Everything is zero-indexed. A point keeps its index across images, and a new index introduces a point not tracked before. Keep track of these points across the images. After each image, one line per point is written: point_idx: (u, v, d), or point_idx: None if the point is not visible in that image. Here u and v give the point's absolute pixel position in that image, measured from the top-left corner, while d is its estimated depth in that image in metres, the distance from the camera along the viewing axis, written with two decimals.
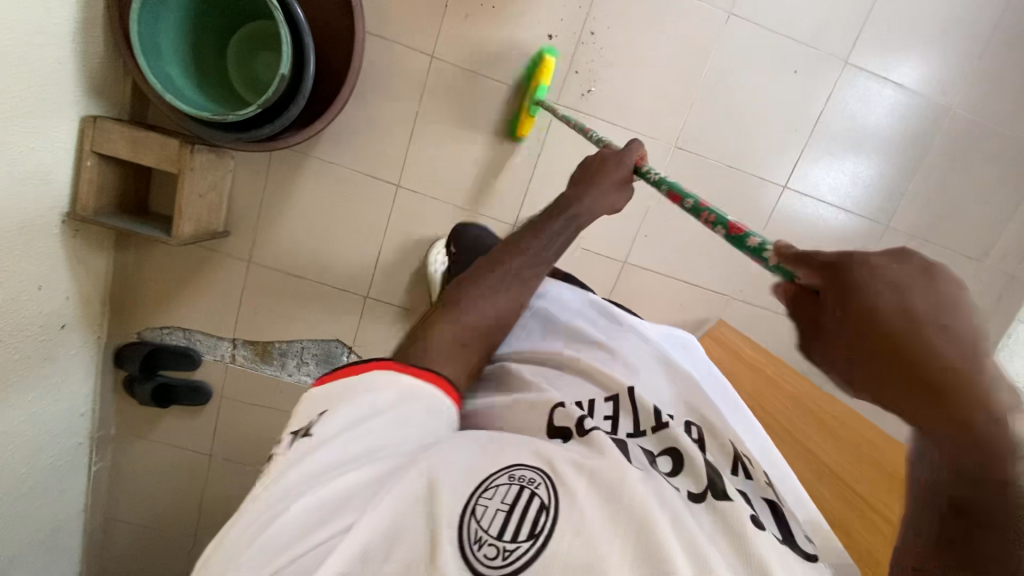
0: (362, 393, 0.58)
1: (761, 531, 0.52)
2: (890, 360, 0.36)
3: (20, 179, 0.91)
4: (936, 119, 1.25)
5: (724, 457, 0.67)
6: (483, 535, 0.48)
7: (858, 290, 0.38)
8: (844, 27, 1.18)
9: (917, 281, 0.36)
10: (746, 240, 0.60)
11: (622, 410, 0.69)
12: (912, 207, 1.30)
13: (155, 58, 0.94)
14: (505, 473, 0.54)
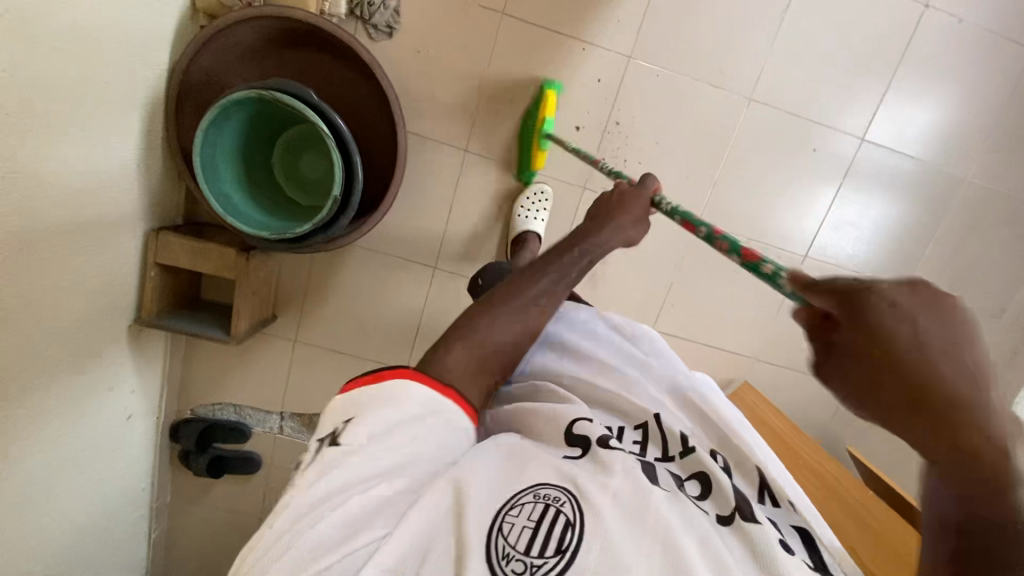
0: (383, 405, 0.57)
1: (791, 556, 0.55)
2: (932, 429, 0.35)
3: (94, 299, 0.98)
4: (952, 187, 1.28)
5: (748, 485, 0.66)
6: (510, 551, 0.50)
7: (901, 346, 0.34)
8: (859, 107, 1.23)
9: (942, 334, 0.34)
10: (760, 266, 0.58)
11: (651, 437, 0.69)
12: (931, 270, 1.33)
13: (215, 180, 1.00)
14: (529, 489, 0.55)
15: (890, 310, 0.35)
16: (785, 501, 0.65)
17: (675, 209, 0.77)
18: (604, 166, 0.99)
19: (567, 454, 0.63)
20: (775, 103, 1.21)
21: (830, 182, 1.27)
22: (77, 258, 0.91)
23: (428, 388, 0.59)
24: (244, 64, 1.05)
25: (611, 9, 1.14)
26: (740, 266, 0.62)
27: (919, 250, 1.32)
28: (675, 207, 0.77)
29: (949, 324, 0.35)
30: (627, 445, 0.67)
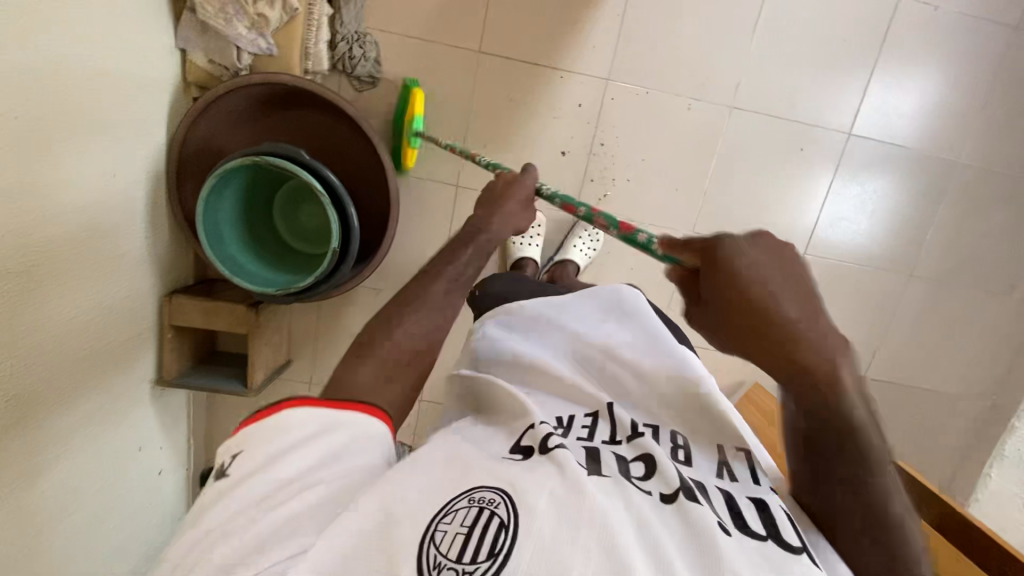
0: (278, 429, 0.55)
1: (729, 537, 0.51)
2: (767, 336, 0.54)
3: (113, 368, 1.03)
4: (945, 172, 1.28)
5: (709, 463, 0.64)
6: (442, 559, 0.46)
7: (721, 267, 0.55)
8: (843, 104, 1.24)
9: (768, 267, 0.55)
10: (636, 236, 0.69)
11: (601, 422, 0.67)
12: (934, 256, 1.32)
13: (219, 244, 1.05)
14: (464, 494, 0.51)
15: (741, 262, 0.54)
16: (743, 479, 0.62)
17: (555, 194, 0.86)
18: (479, 157, 1.01)
19: (508, 457, 0.58)
20: (758, 109, 1.23)
21: (822, 180, 1.27)
22: (91, 330, 0.95)
23: (326, 407, 0.58)
24: (238, 127, 1.09)
25: (585, 35, 1.16)
26: (618, 237, 0.72)
27: (919, 238, 1.31)
28: (555, 192, 0.86)
29: (782, 275, 0.55)
30: (574, 434, 0.64)
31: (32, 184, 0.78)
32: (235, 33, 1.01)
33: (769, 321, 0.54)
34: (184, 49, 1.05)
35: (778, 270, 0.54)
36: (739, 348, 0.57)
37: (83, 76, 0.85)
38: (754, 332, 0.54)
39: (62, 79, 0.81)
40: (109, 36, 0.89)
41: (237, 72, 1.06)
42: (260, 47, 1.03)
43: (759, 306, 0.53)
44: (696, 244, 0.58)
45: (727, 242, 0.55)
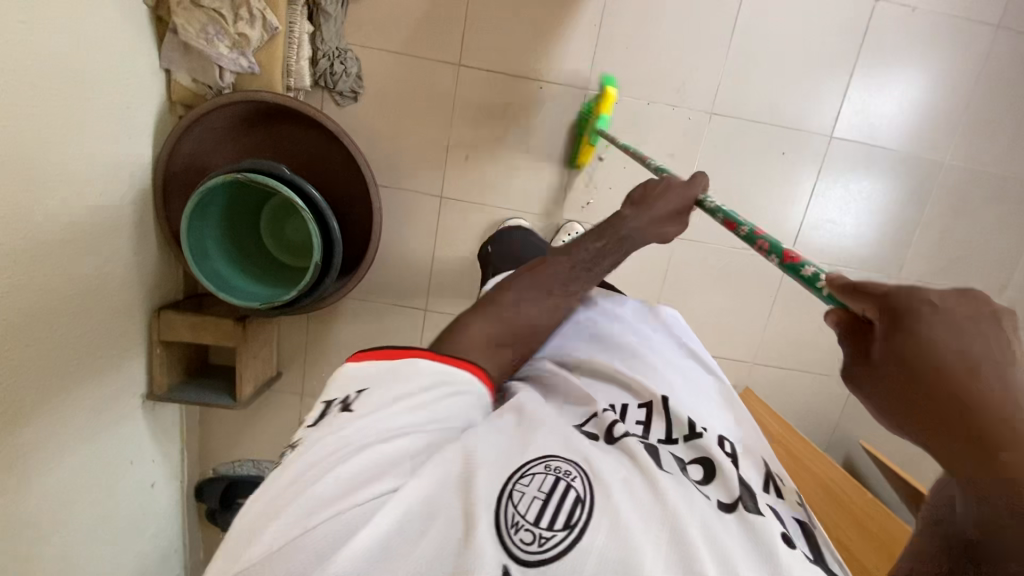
0: (401, 373, 0.58)
1: (791, 549, 0.50)
2: (957, 424, 0.34)
3: (103, 382, 1.04)
4: (930, 172, 1.27)
5: (756, 474, 0.63)
6: (519, 519, 0.47)
7: (913, 328, 0.36)
8: (824, 107, 1.24)
9: (983, 327, 0.34)
10: (801, 269, 0.58)
11: (656, 415, 0.66)
12: (922, 256, 1.32)
13: (204, 258, 1.06)
14: (541, 459, 0.52)
15: (943, 338, 0.35)
16: (786, 497, 0.62)
17: (718, 207, 0.75)
18: (650, 161, 0.96)
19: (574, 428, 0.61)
20: (738, 114, 1.23)
21: (804, 182, 1.27)
22: (78, 344, 0.96)
23: (447, 362, 0.60)
24: (223, 145, 1.12)
25: (563, 44, 1.18)
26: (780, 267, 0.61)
27: (905, 239, 1.31)
28: (718, 204, 0.75)
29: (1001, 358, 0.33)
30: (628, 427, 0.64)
31: (15, 200, 0.80)
32: (217, 52, 1.03)
33: (963, 414, 0.33)
34: (168, 69, 1.07)
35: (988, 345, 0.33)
36: (891, 419, 0.38)
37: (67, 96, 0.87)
38: (913, 401, 0.36)
39: (45, 99, 0.83)
40: (92, 57, 0.91)
41: (220, 91, 1.08)
42: (242, 66, 1.05)
43: (952, 373, 0.34)
44: (883, 290, 0.40)
45: (917, 295, 0.37)
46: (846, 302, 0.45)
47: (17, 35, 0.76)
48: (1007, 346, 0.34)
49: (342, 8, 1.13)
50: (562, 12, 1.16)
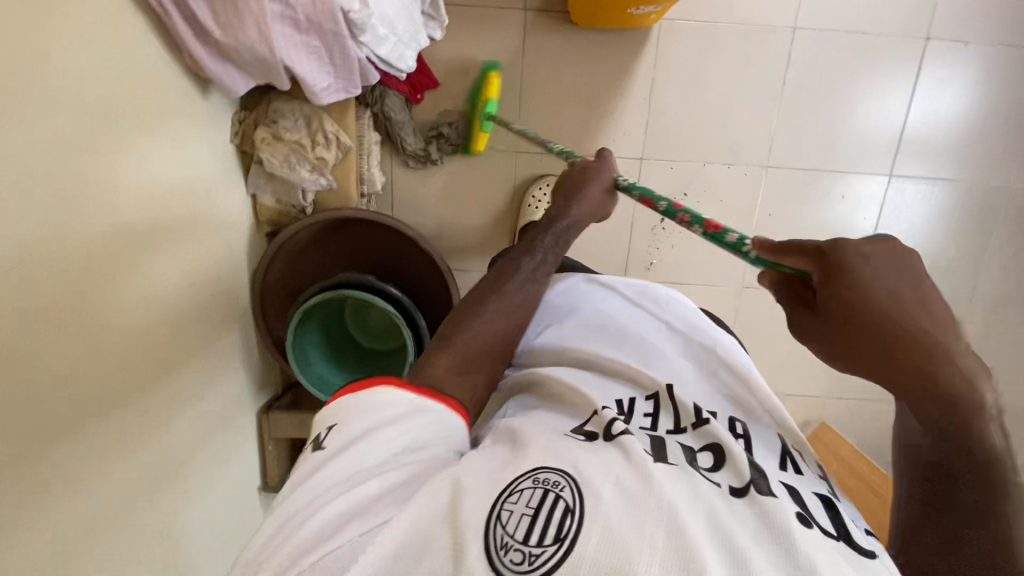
0: (373, 405, 0.48)
1: (808, 529, 0.41)
2: (885, 342, 0.41)
3: (231, 488, 1.14)
4: (996, 198, 1.27)
5: (769, 451, 0.52)
6: (508, 540, 0.39)
7: (844, 268, 0.44)
8: (880, 148, 1.25)
9: (892, 261, 0.43)
10: (724, 235, 0.62)
11: (663, 407, 0.54)
12: (992, 280, 1.32)
13: (306, 365, 1.16)
14: (528, 473, 0.43)
15: (867, 266, 0.43)
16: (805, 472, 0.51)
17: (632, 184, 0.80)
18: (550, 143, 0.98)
19: (569, 435, 0.49)
20: (794, 165, 1.25)
21: (866, 224, 1.29)
22: (208, 459, 1.05)
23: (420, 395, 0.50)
24: (307, 256, 1.20)
25: (616, 119, 1.21)
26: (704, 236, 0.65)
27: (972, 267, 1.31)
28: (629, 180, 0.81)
29: (914, 282, 0.42)
30: (636, 422, 0.52)
31: (159, 355, 0.89)
32: (300, 177, 1.10)
33: (888, 319, 0.41)
34: (253, 193, 1.14)
35: (906, 281, 0.42)
36: (830, 349, 0.46)
37: (190, 247, 0.95)
38: (867, 332, 0.42)
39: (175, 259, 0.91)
40: (206, 204, 0.99)
41: (303, 209, 1.17)
42: (322, 184, 1.12)
43: (863, 293, 0.43)
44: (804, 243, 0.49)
45: (843, 246, 0.45)
46: (783, 262, 0.51)
47: (149, 214, 0.84)
48: (913, 272, 0.43)
49: (409, 118, 1.18)
50: (613, 90, 1.19)
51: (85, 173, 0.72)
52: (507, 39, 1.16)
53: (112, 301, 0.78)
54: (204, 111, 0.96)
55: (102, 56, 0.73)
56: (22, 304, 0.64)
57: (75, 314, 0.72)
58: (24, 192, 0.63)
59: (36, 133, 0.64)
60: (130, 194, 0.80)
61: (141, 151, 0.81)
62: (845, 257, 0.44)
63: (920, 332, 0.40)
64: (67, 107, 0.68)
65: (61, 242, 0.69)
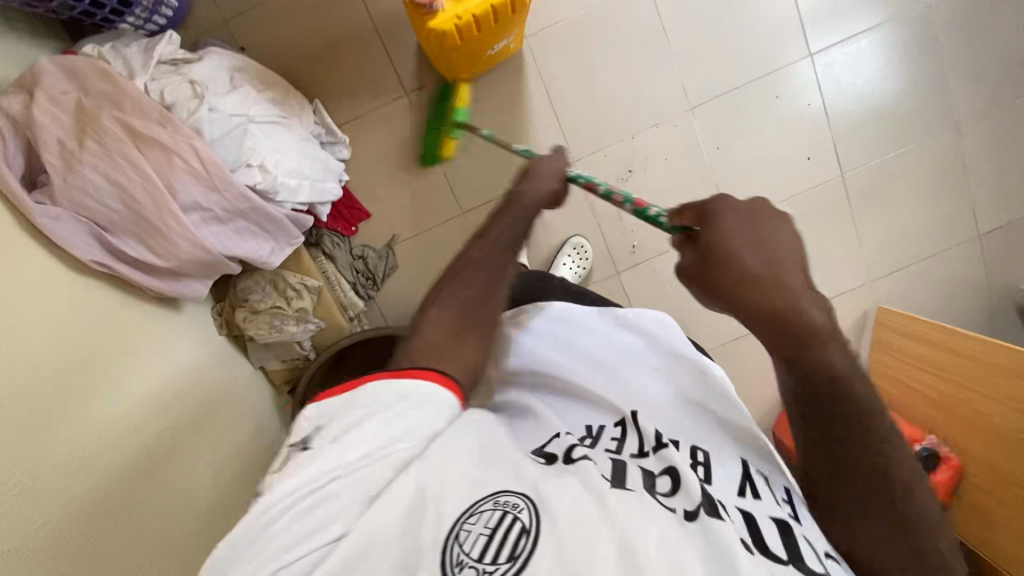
0: (360, 393, 0.47)
1: (751, 557, 0.41)
2: (749, 285, 0.51)
3: None
4: (922, 26, 1.24)
5: (731, 479, 0.51)
6: (463, 559, 0.38)
7: (714, 226, 0.55)
8: (789, 36, 1.23)
9: (753, 224, 0.54)
10: (647, 211, 0.69)
11: (629, 431, 0.55)
12: (964, 100, 1.26)
13: None
14: (490, 494, 0.43)
15: (727, 233, 0.54)
16: (764, 496, 0.50)
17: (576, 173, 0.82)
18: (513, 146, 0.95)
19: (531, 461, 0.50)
20: (717, 93, 1.24)
21: (814, 108, 1.26)
22: None
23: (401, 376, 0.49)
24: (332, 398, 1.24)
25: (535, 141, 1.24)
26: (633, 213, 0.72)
27: (935, 91, 1.26)
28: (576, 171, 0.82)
29: (761, 254, 0.52)
30: (602, 445, 0.54)
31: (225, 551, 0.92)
32: (289, 332, 1.17)
33: (745, 273, 0.51)
34: (261, 365, 1.22)
35: (758, 236, 0.53)
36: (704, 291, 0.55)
37: (220, 441, 1.01)
38: (739, 282, 0.51)
39: (211, 459, 0.97)
40: (217, 395, 1.05)
41: (307, 356, 1.24)
42: (312, 328, 1.19)
43: (737, 260, 0.52)
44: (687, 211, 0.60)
45: (722, 202, 0.56)
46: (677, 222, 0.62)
47: (170, 431, 0.90)
48: (769, 240, 0.53)
49: (348, 248, 1.25)
50: (518, 117, 1.22)
51: (99, 425, 0.78)
52: (405, 124, 1.22)
53: (166, 522, 0.83)
54: (180, 322, 1.04)
55: (69, 323, 0.79)
56: (86, 566, 0.69)
57: (140, 549, 0.77)
58: (51, 468, 0.69)
59: (45, 414, 0.71)
60: (145, 422, 0.86)
61: (138, 381, 0.89)
62: (704, 242, 0.54)
63: (767, 272, 0.51)
64: (60, 377, 0.75)
65: (103, 495, 0.75)
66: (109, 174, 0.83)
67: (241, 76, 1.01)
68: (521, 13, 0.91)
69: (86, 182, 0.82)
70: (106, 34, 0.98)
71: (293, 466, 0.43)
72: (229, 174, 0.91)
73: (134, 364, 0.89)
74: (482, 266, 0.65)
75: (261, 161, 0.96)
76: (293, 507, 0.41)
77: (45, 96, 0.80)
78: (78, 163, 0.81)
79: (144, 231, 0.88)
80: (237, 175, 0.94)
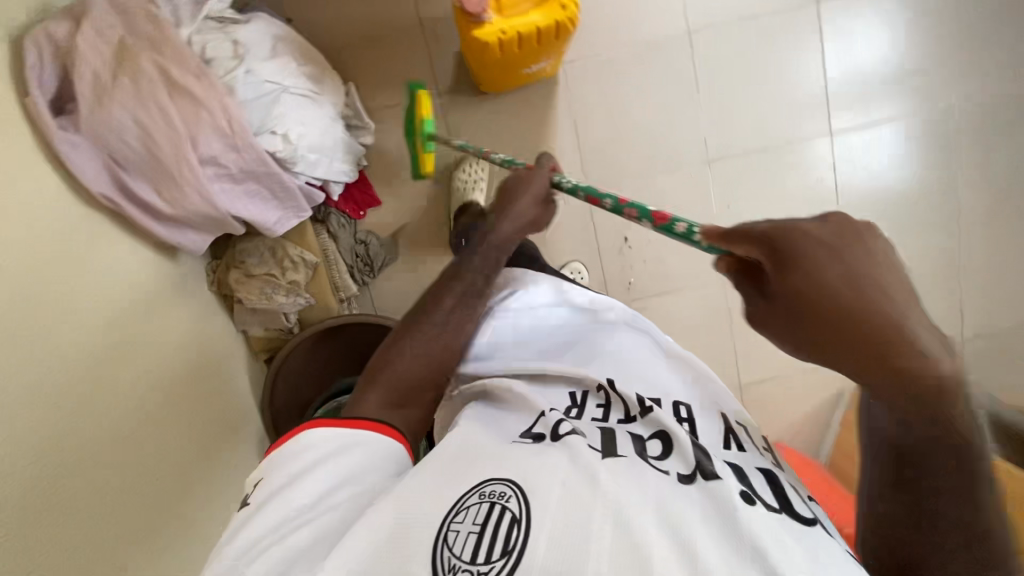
0: (303, 452, 0.58)
1: (752, 507, 0.47)
2: (859, 342, 0.39)
3: None
4: (940, 127, 1.29)
5: (713, 431, 0.60)
6: (456, 561, 0.44)
7: (796, 259, 0.42)
8: (813, 111, 1.27)
9: (842, 248, 0.41)
10: (673, 227, 0.61)
11: (614, 399, 0.62)
12: (969, 204, 1.30)
13: None
14: (474, 489, 0.50)
15: (825, 265, 0.41)
16: (749, 447, 0.60)
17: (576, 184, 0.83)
18: (493, 157, 0.99)
19: (517, 440, 0.56)
20: (736, 152, 1.28)
21: (825, 185, 1.30)
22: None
23: (343, 428, 0.61)
24: (307, 374, 1.23)
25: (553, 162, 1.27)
26: (657, 229, 0.64)
27: (944, 185, 1.30)
28: (576, 183, 0.83)
29: (856, 295, 0.40)
30: (587, 415, 0.60)
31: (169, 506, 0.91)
32: (278, 302, 1.17)
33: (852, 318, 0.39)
34: (243, 329, 1.21)
35: (857, 271, 0.40)
36: (789, 340, 0.44)
37: (186, 391, 0.99)
38: (835, 324, 0.40)
39: (170, 405, 0.95)
40: (196, 347, 1.05)
41: (291, 329, 1.24)
42: (301, 302, 1.20)
43: (846, 302, 0.40)
44: (751, 230, 0.45)
45: (791, 229, 0.43)
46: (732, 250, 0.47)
47: (140, 372, 0.90)
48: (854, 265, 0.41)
49: (351, 230, 1.26)
50: (541, 134, 1.25)
51: (67, 350, 0.77)
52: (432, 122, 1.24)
53: (111, 462, 0.82)
54: (174, 270, 1.04)
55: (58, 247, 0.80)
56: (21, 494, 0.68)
57: (78, 483, 0.76)
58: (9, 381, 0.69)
59: (10, 328, 0.70)
60: (116, 360, 0.86)
61: (121, 317, 0.88)
62: (787, 274, 0.42)
63: (881, 318, 0.39)
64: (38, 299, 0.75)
65: (52, 418, 0.73)
66: (135, 113, 0.84)
67: (283, 45, 1.03)
68: (564, 38, 0.92)
69: (112, 118, 0.83)
70: None
71: (252, 521, 0.52)
72: (252, 137, 0.92)
73: (115, 298, 0.88)
74: (444, 322, 0.76)
75: (285, 130, 0.97)
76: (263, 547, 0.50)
77: (89, 27, 0.81)
78: (108, 99, 0.82)
79: (158, 176, 0.89)
80: (260, 139, 0.95)
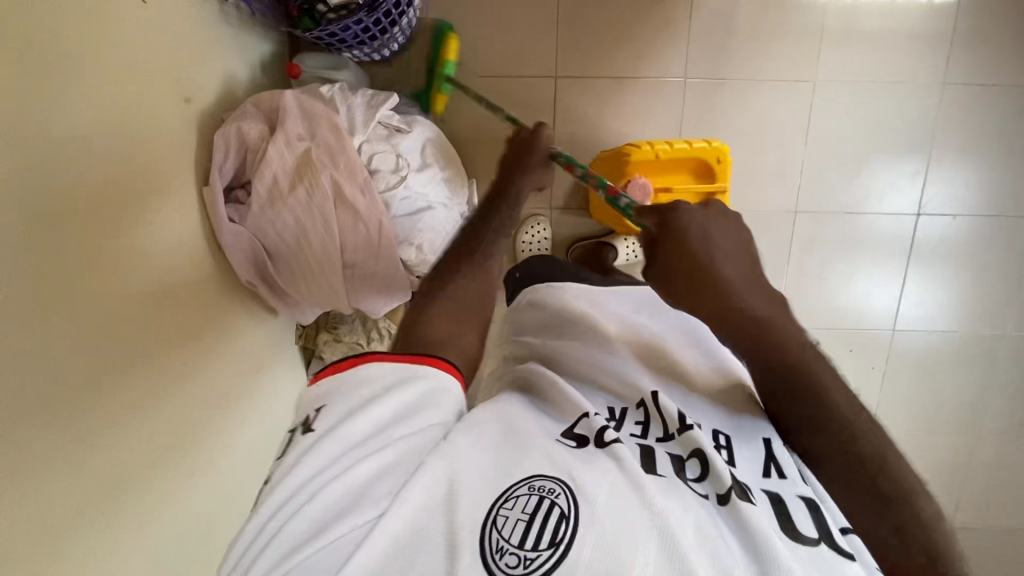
0: (358, 385, 0.57)
1: (788, 542, 0.47)
2: (715, 287, 0.61)
3: None
4: (995, 345, 1.36)
5: (753, 461, 0.58)
6: (504, 544, 0.44)
7: (682, 227, 0.66)
8: (883, 306, 1.35)
9: (719, 226, 0.66)
10: (619, 200, 0.78)
11: (652, 415, 0.62)
12: (1000, 420, 1.39)
13: None
14: (524, 480, 0.49)
15: (695, 231, 0.65)
16: (789, 476, 0.56)
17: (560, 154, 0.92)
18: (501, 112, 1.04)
19: (561, 441, 0.56)
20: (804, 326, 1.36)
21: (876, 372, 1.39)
22: None
23: (397, 363, 0.59)
24: None
25: None
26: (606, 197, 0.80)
27: (983, 393, 1.39)
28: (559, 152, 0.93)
29: (724, 256, 0.63)
30: (626, 429, 0.61)
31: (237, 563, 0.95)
32: None
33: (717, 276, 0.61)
34: (314, 380, 1.26)
35: (727, 238, 0.65)
36: (670, 293, 0.65)
37: (265, 452, 1.05)
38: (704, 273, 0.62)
39: (252, 469, 1.00)
40: (274, 405, 1.09)
41: None
42: None
43: (709, 251, 0.63)
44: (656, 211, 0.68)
45: (686, 209, 0.67)
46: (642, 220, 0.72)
47: (232, 437, 0.93)
48: (729, 239, 0.65)
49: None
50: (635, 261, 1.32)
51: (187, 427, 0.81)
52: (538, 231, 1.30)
53: (204, 523, 0.86)
54: (276, 330, 1.09)
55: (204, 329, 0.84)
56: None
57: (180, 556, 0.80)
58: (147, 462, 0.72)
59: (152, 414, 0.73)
60: (221, 431, 0.90)
61: (232, 382, 0.93)
62: (683, 227, 0.65)
63: (728, 273, 0.62)
64: (180, 381, 0.79)
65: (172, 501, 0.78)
66: (300, 214, 0.87)
67: (433, 150, 1.06)
68: None
69: (278, 219, 0.87)
70: (327, 56, 1.06)
71: (312, 452, 0.50)
72: (394, 250, 0.96)
73: (229, 372, 0.92)
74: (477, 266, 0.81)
75: (421, 242, 1.00)
76: (324, 479, 0.48)
77: (282, 137, 0.86)
78: (280, 203, 0.86)
79: (299, 272, 0.92)
80: (399, 249, 0.98)
